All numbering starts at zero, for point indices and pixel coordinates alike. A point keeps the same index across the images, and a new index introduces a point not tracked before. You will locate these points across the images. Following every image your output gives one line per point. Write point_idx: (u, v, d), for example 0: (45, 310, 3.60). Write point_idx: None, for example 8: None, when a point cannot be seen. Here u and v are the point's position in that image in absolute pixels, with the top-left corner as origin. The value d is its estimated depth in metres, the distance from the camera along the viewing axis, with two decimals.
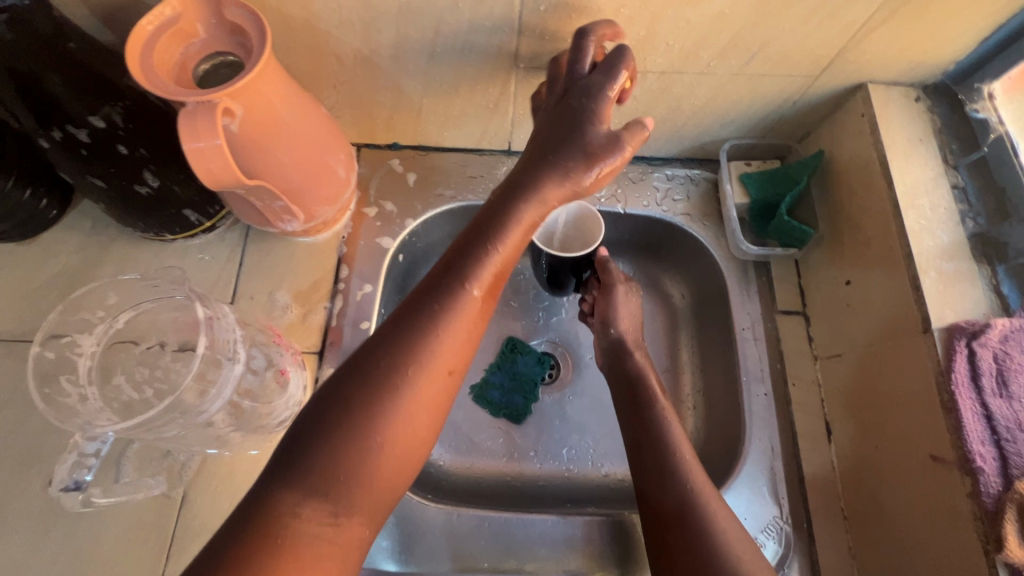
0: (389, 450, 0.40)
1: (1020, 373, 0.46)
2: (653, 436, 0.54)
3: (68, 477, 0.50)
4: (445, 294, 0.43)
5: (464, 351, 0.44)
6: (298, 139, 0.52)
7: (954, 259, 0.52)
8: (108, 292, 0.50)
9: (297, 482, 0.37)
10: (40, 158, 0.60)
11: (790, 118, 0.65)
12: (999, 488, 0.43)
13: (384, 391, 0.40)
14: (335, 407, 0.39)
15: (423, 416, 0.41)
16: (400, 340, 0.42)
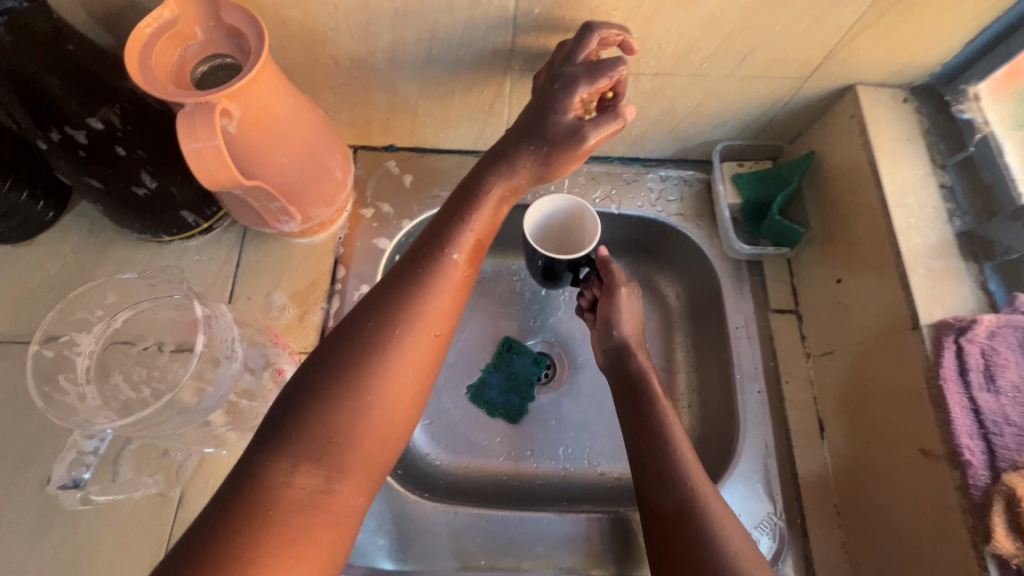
0: (378, 411, 0.41)
1: (1008, 367, 0.47)
2: (653, 434, 0.54)
3: (66, 475, 0.50)
4: (424, 262, 0.45)
5: (450, 317, 0.45)
6: (295, 139, 0.52)
7: (942, 257, 0.53)
8: (106, 291, 0.51)
9: (291, 446, 0.38)
10: (36, 159, 0.60)
11: (781, 119, 0.66)
12: (987, 480, 0.44)
13: (372, 352, 0.41)
14: (323, 371, 0.41)
15: (409, 377, 0.42)
16: (386, 303, 0.44)
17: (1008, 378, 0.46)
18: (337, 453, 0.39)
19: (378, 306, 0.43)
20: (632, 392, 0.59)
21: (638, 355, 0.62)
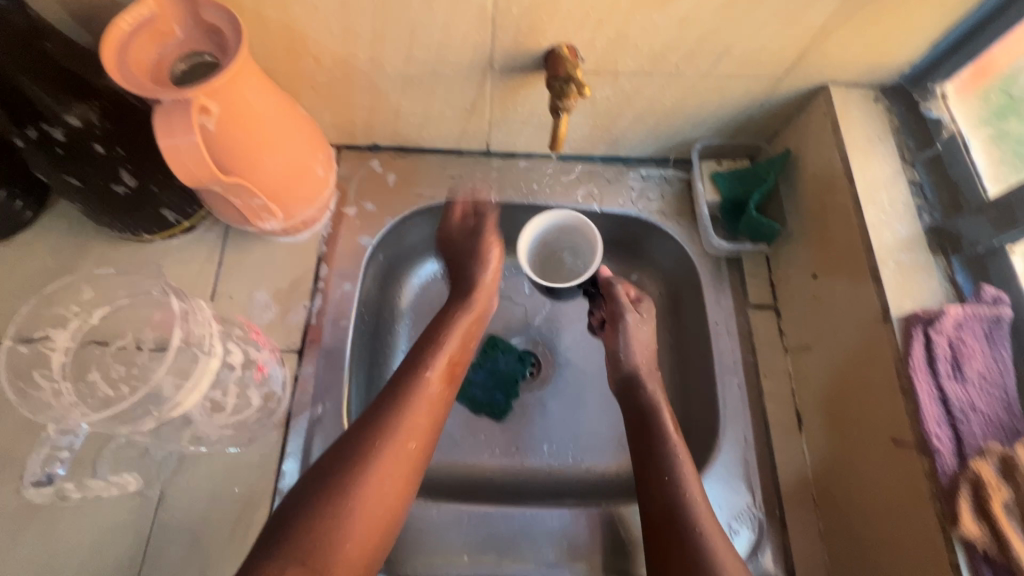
0: (359, 522, 0.47)
1: (975, 357, 0.48)
2: (659, 467, 0.54)
3: (40, 472, 0.52)
4: (407, 384, 0.54)
5: (431, 425, 0.54)
6: (274, 135, 0.52)
7: (912, 251, 0.54)
8: (81, 288, 0.51)
9: (282, 550, 0.44)
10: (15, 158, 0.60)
11: (757, 119, 0.67)
12: (955, 468, 0.45)
13: (354, 467, 0.48)
14: (317, 480, 0.48)
15: (392, 487, 0.49)
16: (366, 431, 0.50)
17: (974, 368, 0.48)
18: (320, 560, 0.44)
19: (354, 440, 0.50)
20: (641, 421, 0.58)
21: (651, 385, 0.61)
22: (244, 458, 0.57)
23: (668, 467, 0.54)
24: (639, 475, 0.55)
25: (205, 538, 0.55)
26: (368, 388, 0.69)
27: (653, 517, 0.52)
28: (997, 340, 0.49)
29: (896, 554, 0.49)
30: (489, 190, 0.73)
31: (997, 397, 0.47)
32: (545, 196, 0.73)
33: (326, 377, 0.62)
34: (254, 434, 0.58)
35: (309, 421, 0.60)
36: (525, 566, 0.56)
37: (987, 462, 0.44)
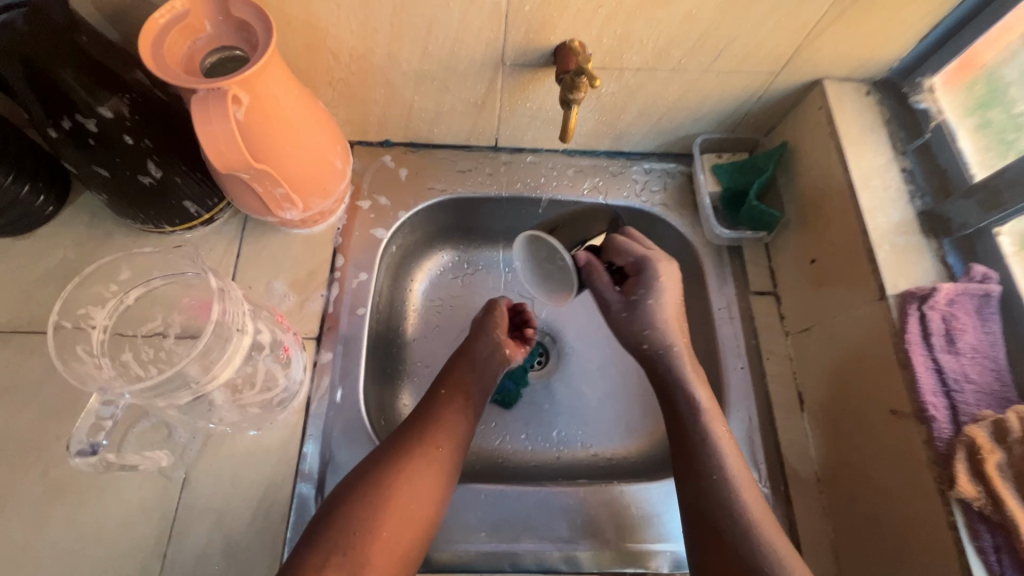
0: (393, 521, 0.50)
1: (966, 331, 0.51)
2: (694, 450, 0.55)
3: (84, 440, 0.51)
4: (430, 398, 0.60)
5: (458, 434, 0.58)
6: (298, 125, 0.54)
7: (905, 234, 0.57)
8: (119, 267, 0.52)
9: (323, 544, 0.48)
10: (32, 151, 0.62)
11: (755, 113, 0.70)
12: (950, 433, 0.48)
13: (386, 471, 0.52)
14: (352, 482, 0.52)
15: (423, 489, 0.52)
16: (398, 439, 0.55)
17: (966, 341, 0.51)
18: (358, 552, 0.48)
19: (388, 447, 0.55)
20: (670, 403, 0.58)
21: (677, 359, 0.61)
22: (265, 441, 0.59)
23: (706, 452, 0.54)
24: (674, 458, 0.56)
25: (229, 518, 0.56)
26: (383, 376, 0.71)
27: (692, 507, 0.53)
28: (987, 315, 0.51)
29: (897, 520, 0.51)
30: (497, 184, 0.75)
31: (989, 368, 0.50)
32: (553, 189, 0.76)
33: (344, 364, 0.63)
34: (275, 418, 0.60)
35: (329, 406, 0.62)
36: (541, 543, 0.58)
37: (980, 426, 0.46)
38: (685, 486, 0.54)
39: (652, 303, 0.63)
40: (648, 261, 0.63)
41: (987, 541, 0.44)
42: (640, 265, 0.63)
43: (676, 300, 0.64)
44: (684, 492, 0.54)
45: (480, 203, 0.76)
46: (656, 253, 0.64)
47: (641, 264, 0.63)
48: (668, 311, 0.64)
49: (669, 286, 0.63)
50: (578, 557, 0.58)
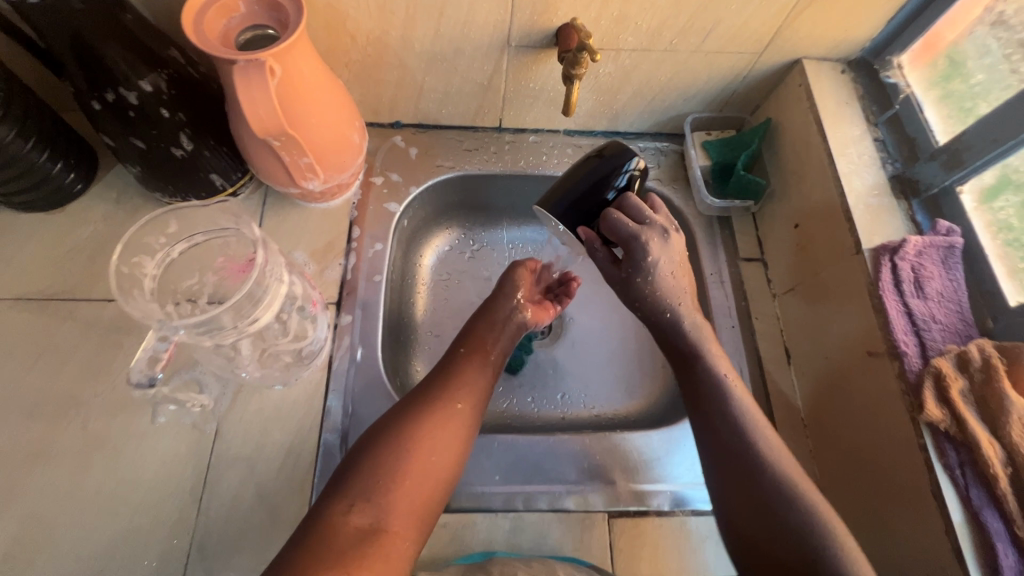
0: (416, 472, 0.51)
1: (933, 278, 0.56)
2: (710, 401, 0.57)
3: (143, 373, 0.57)
4: (452, 360, 0.61)
5: (479, 393, 0.59)
6: (322, 99, 0.59)
7: (878, 195, 0.63)
8: (167, 220, 0.54)
9: (347, 493, 0.49)
10: (62, 131, 0.66)
11: (741, 92, 0.76)
12: (920, 366, 0.53)
13: (410, 424, 0.53)
14: (376, 435, 0.53)
15: (447, 444, 0.54)
16: (422, 396, 0.57)
17: (933, 287, 0.56)
18: (382, 500, 0.49)
19: (410, 404, 0.56)
20: (682, 360, 0.60)
21: (687, 323, 0.60)
22: (291, 395, 0.63)
23: (722, 395, 0.57)
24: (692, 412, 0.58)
25: (259, 467, 0.59)
26: (397, 342, 0.75)
27: (710, 455, 0.56)
28: (952, 265, 0.57)
29: (874, 449, 0.56)
30: (501, 162, 0.80)
31: (953, 310, 0.55)
32: (554, 166, 0.81)
33: (363, 326, 0.68)
34: (300, 375, 0.64)
35: (350, 364, 0.65)
36: (552, 486, 0.62)
37: (946, 358, 0.52)
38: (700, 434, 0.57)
39: (640, 281, 0.59)
40: (639, 241, 0.57)
41: (953, 458, 0.49)
42: (629, 244, 0.57)
43: (670, 271, 0.59)
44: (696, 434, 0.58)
45: (486, 180, 0.81)
46: (651, 226, 0.57)
47: (630, 243, 0.57)
48: (659, 286, 0.59)
49: (661, 261, 0.58)
50: (588, 497, 0.62)
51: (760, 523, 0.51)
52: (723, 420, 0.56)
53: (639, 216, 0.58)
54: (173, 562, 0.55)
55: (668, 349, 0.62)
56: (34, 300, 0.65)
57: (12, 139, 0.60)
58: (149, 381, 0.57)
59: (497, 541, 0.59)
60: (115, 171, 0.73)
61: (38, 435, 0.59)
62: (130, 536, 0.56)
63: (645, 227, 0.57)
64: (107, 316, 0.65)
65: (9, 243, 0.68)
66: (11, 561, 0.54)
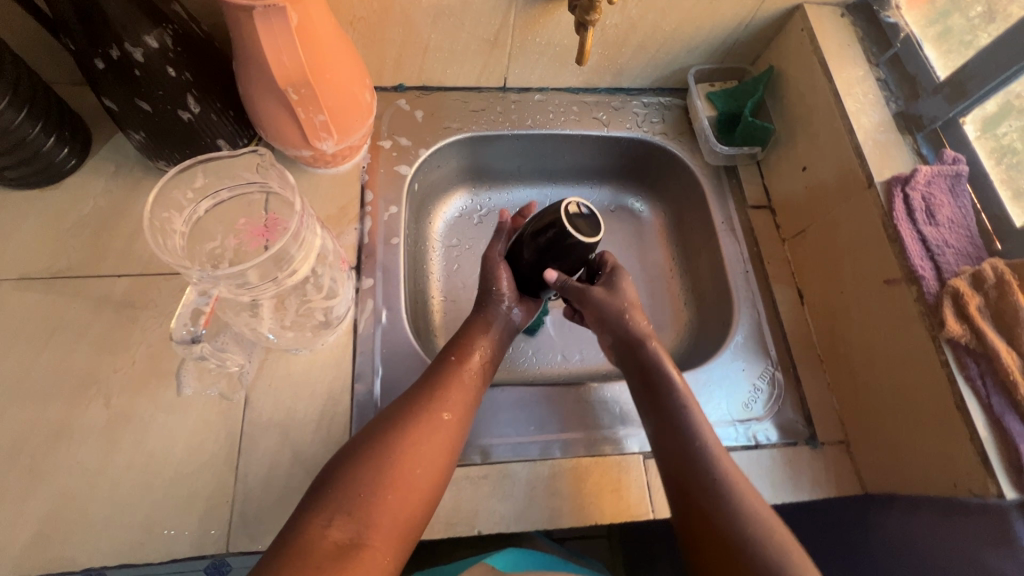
0: (399, 487, 0.48)
1: (943, 206, 0.59)
2: (671, 420, 0.55)
3: (185, 330, 0.54)
4: (440, 364, 0.57)
5: (467, 403, 0.55)
6: (336, 52, 0.57)
7: (885, 131, 0.65)
8: (195, 175, 0.53)
9: (328, 504, 0.47)
10: (52, 101, 0.62)
11: (743, 42, 0.77)
12: (937, 287, 0.55)
13: (389, 439, 0.50)
14: (353, 448, 0.50)
15: (432, 460, 0.51)
16: (411, 403, 0.53)
17: (943, 214, 0.58)
18: (366, 512, 0.47)
19: (395, 413, 0.53)
20: (648, 384, 0.57)
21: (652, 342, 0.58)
22: (318, 361, 0.62)
23: (681, 412, 0.55)
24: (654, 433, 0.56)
25: (293, 433, 0.58)
26: (416, 306, 0.74)
27: (670, 465, 0.53)
28: (959, 192, 0.60)
29: (893, 377, 0.59)
30: (508, 122, 0.80)
31: (964, 234, 0.58)
32: (561, 125, 0.81)
33: (385, 289, 0.67)
34: (325, 340, 0.63)
35: (375, 326, 0.65)
36: (585, 432, 0.63)
37: (961, 278, 0.54)
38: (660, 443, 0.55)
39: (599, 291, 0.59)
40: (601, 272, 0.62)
41: (973, 369, 0.52)
42: (594, 300, 0.59)
43: (622, 310, 0.59)
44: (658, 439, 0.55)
45: (493, 141, 0.80)
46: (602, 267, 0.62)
47: (583, 295, 0.59)
48: (613, 326, 0.59)
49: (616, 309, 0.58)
50: (620, 441, 0.63)
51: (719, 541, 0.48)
52: (684, 450, 0.53)
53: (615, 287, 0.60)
54: (214, 531, 0.54)
55: (634, 366, 0.58)
56: (40, 278, 0.62)
57: (4, 109, 0.56)
58: (192, 337, 0.54)
59: (538, 488, 0.59)
60: (110, 144, 0.70)
61: (58, 415, 0.57)
62: (164, 511, 0.54)
63: (617, 293, 0.59)
64: (118, 291, 0.63)
65: (5, 222, 0.64)
66: (45, 541, 0.52)
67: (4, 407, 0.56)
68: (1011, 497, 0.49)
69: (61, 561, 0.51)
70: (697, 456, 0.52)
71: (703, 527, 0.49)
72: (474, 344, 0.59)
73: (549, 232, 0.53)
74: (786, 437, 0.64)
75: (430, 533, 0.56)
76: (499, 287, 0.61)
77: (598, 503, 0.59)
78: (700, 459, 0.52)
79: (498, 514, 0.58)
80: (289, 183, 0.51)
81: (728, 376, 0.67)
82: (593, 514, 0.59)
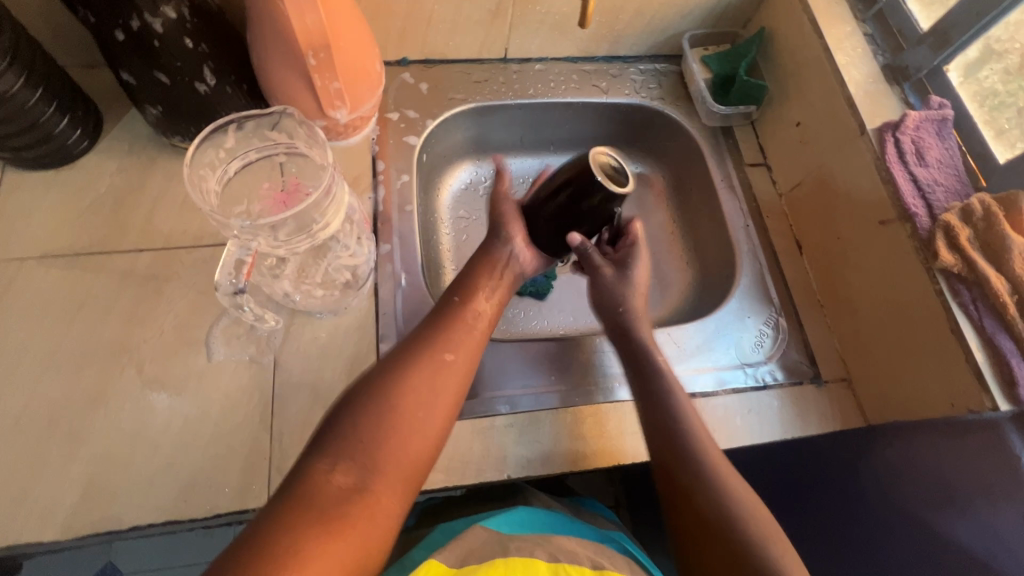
0: (405, 427, 0.48)
1: (932, 148, 0.63)
2: (656, 400, 0.57)
3: (230, 282, 0.55)
4: (446, 306, 0.57)
5: (471, 345, 0.56)
6: (349, 19, 0.60)
7: (875, 82, 0.68)
8: (225, 135, 0.57)
9: (333, 448, 0.46)
10: (66, 81, 0.63)
11: (735, 5, 0.80)
12: (929, 223, 0.59)
13: (394, 379, 0.50)
14: (363, 387, 0.50)
15: (439, 401, 0.51)
16: (415, 347, 0.54)
17: (932, 155, 0.62)
18: (369, 456, 0.46)
19: (396, 357, 0.53)
20: (637, 366, 0.60)
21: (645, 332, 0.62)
22: (342, 323, 0.64)
23: (668, 400, 0.57)
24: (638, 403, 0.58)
25: (323, 391, 0.60)
26: (430, 272, 0.77)
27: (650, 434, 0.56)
28: (945, 135, 0.64)
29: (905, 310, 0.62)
30: (510, 92, 0.81)
31: (951, 173, 0.62)
32: (562, 93, 0.83)
33: (402, 253, 0.69)
34: (348, 304, 0.64)
35: (395, 289, 0.67)
36: (599, 380, 0.67)
37: (952, 213, 0.58)
38: (645, 409, 0.57)
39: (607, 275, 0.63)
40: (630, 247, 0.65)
41: (966, 295, 0.56)
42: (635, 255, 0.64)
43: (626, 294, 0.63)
44: (646, 408, 0.57)
45: (497, 111, 0.82)
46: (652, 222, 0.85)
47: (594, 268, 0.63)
48: (603, 307, 0.64)
49: (616, 290, 0.63)
50: None
51: (693, 507, 0.50)
52: (673, 437, 0.54)
53: (625, 261, 0.64)
54: (255, 486, 0.55)
55: (624, 352, 0.62)
56: (62, 255, 0.63)
57: (21, 88, 0.57)
58: (236, 288, 0.56)
59: (562, 434, 0.62)
60: (121, 124, 0.70)
61: (93, 384, 0.58)
62: (205, 469, 0.56)
63: (623, 271, 0.64)
64: (142, 264, 0.64)
65: (23, 202, 0.65)
66: (93, 502, 0.53)
67: (38, 381, 0.58)
68: (1005, 409, 0.53)
69: (107, 520, 0.53)
70: (686, 446, 0.53)
71: (687, 500, 0.51)
72: (477, 288, 0.59)
73: (564, 193, 0.57)
74: (792, 377, 0.67)
75: (464, 478, 0.58)
76: (508, 231, 0.62)
77: (619, 443, 0.62)
78: (687, 439, 0.54)
79: (525, 459, 0.60)
80: (317, 139, 0.58)
81: (737, 323, 0.71)
82: (616, 454, 0.62)
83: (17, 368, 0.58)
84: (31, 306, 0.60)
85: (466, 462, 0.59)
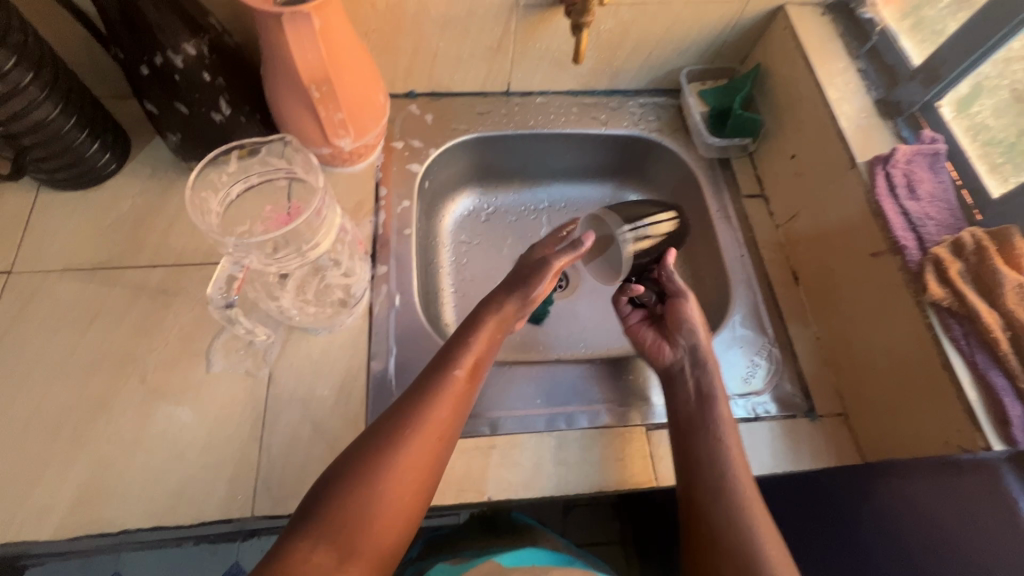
0: (386, 508, 0.48)
1: (924, 181, 0.63)
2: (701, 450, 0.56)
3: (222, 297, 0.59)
4: (438, 376, 0.56)
5: (452, 421, 0.54)
6: (356, 59, 0.64)
7: (867, 117, 0.69)
8: (227, 161, 0.62)
9: (314, 529, 0.46)
10: (97, 110, 0.68)
11: (731, 42, 0.82)
12: (919, 256, 0.59)
13: (381, 458, 0.50)
14: (351, 460, 0.50)
15: (415, 477, 0.50)
16: (395, 418, 0.53)
17: (924, 188, 0.62)
18: (348, 536, 0.46)
19: (382, 432, 0.52)
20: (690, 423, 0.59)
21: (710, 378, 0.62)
22: (336, 341, 0.66)
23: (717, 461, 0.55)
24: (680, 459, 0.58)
25: (314, 407, 0.62)
26: (427, 294, 0.79)
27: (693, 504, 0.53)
28: (938, 168, 0.64)
29: (896, 366, 0.60)
30: (512, 123, 0.85)
31: (943, 207, 0.61)
32: (562, 125, 0.86)
33: (398, 275, 0.72)
34: (343, 323, 0.67)
35: (389, 309, 0.69)
36: (588, 406, 0.67)
37: (943, 247, 0.57)
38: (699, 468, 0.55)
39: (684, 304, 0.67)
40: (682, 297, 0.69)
41: (957, 330, 0.55)
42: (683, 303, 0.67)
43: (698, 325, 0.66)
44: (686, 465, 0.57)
45: (498, 141, 0.85)
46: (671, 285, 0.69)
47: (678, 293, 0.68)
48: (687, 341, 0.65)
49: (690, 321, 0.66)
50: (624, 415, 0.66)
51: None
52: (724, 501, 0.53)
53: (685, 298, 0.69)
54: (240, 497, 0.57)
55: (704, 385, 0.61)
56: (83, 269, 0.68)
57: (56, 116, 0.62)
58: (227, 303, 0.59)
59: (547, 458, 0.62)
60: (146, 148, 0.76)
61: (100, 390, 0.61)
62: (196, 479, 0.58)
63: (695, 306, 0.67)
64: (154, 279, 0.68)
65: (53, 220, 0.70)
66: (87, 505, 0.56)
67: (49, 386, 0.61)
68: (1000, 449, 0.51)
69: (100, 523, 0.55)
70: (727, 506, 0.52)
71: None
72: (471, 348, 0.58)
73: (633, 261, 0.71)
74: (785, 410, 0.66)
75: (443, 499, 0.59)
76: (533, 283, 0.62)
77: (603, 470, 0.62)
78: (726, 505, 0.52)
79: (506, 482, 0.60)
80: (311, 164, 0.62)
81: (727, 352, 0.70)
82: (600, 480, 0.61)
83: (33, 373, 0.62)
84: (51, 316, 0.65)
85: (447, 482, 0.60)
